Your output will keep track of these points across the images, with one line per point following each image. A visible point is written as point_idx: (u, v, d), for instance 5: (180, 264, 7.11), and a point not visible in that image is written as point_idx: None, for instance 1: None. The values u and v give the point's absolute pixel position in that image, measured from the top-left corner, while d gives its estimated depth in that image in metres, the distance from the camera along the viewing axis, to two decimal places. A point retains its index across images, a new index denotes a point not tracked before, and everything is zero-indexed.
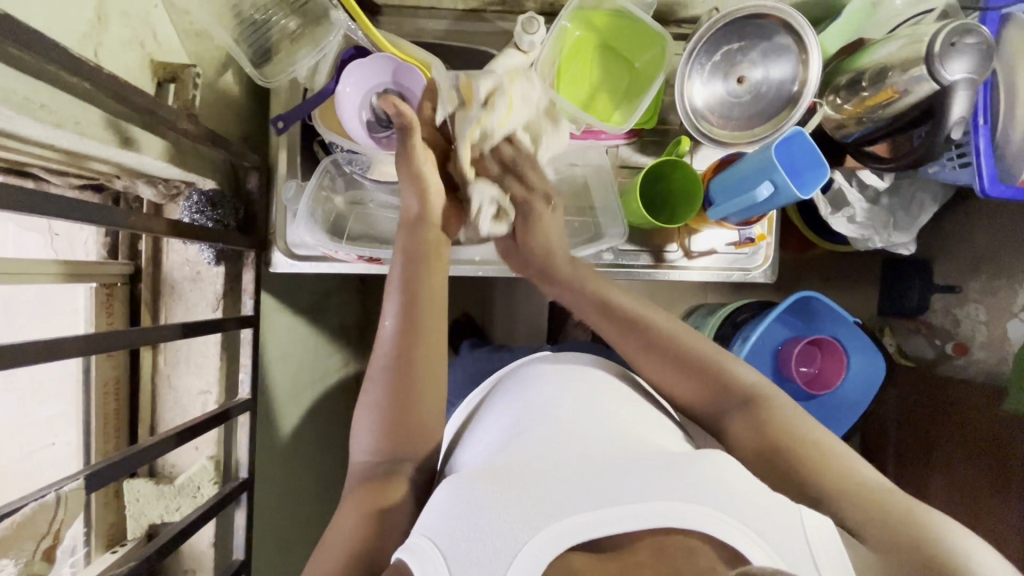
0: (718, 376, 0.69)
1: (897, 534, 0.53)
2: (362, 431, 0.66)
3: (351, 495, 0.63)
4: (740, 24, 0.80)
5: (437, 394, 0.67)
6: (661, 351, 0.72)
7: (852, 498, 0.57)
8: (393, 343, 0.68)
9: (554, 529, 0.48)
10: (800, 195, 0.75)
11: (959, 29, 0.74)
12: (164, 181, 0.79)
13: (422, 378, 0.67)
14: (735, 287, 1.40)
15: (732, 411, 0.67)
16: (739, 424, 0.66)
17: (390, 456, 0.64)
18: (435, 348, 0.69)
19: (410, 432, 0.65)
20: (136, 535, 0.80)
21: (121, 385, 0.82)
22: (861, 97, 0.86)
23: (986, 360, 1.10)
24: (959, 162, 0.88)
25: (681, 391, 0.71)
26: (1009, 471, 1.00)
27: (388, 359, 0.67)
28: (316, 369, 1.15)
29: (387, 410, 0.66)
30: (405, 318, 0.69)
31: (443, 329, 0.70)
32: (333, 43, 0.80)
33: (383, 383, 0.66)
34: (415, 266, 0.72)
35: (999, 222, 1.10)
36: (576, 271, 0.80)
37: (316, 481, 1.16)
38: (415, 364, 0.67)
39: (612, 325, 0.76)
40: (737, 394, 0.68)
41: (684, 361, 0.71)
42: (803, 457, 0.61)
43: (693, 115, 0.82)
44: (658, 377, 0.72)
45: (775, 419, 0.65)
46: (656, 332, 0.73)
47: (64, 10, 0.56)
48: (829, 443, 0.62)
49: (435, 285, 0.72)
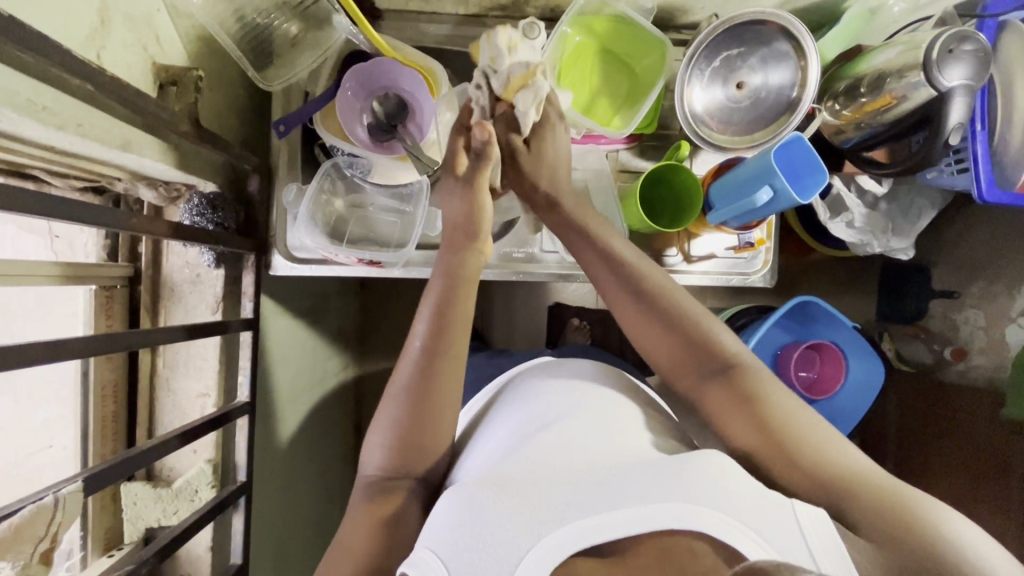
0: (706, 343, 0.67)
1: (902, 527, 0.52)
2: (372, 445, 0.66)
3: (359, 507, 0.63)
4: (740, 31, 0.80)
5: (454, 406, 0.67)
6: (651, 311, 0.68)
7: (856, 491, 0.56)
8: (416, 363, 0.65)
9: (557, 535, 0.49)
10: (800, 200, 0.75)
11: (958, 35, 0.74)
12: (165, 184, 0.79)
13: (441, 397, 0.65)
14: (734, 292, 1.40)
15: (713, 380, 0.66)
16: (719, 396, 0.65)
17: (401, 472, 0.64)
18: (456, 367, 0.66)
19: (421, 448, 0.65)
20: (133, 539, 0.80)
21: (119, 388, 0.81)
22: (859, 103, 0.87)
23: (986, 366, 1.09)
24: (957, 167, 0.88)
25: (664, 353, 0.68)
26: (1007, 476, 1.00)
27: (408, 380, 0.65)
28: (315, 372, 1.14)
29: (400, 428, 0.64)
30: (432, 339, 0.66)
31: (467, 351, 0.68)
32: (334, 47, 0.82)
33: (402, 402, 0.64)
34: (456, 287, 0.68)
35: (997, 228, 1.11)
36: (580, 209, 0.75)
37: (314, 485, 1.15)
38: (434, 382, 0.65)
39: (607, 276, 0.71)
40: (721, 362, 0.66)
41: (673, 324, 0.68)
42: (791, 442, 0.60)
43: (693, 120, 0.82)
44: (642, 337, 0.69)
45: (759, 395, 0.64)
46: (653, 290, 0.69)
47: (68, 13, 0.56)
48: (822, 427, 0.62)
49: (470, 310, 0.69)
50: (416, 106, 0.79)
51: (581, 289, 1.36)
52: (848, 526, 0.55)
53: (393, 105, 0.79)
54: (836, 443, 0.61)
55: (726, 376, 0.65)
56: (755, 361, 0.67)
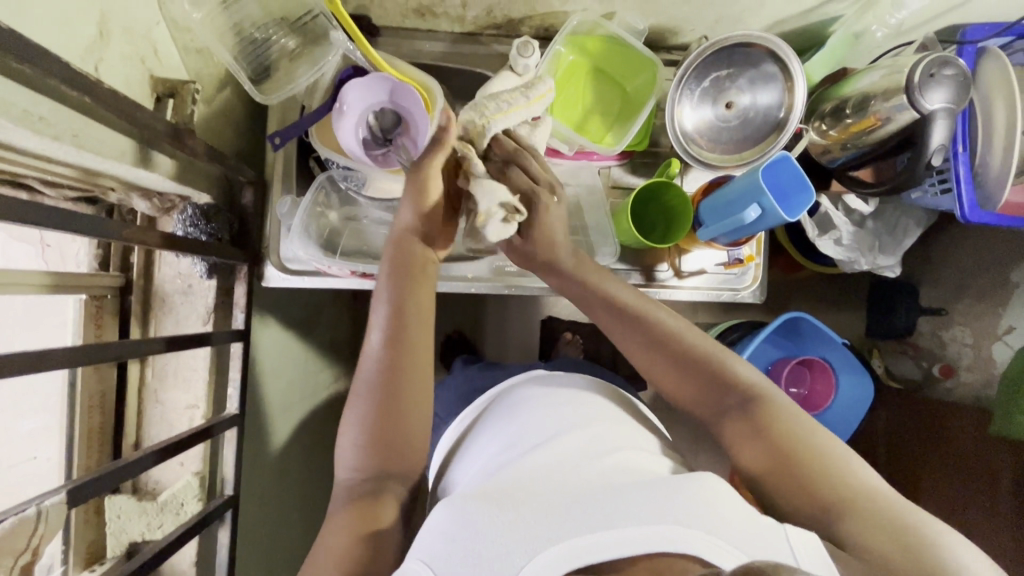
0: (717, 376, 0.69)
1: (903, 558, 0.53)
2: (348, 447, 0.66)
3: (340, 511, 0.63)
4: (728, 53, 0.83)
5: (425, 407, 0.67)
6: (661, 350, 0.71)
7: (853, 511, 0.57)
8: (380, 353, 0.67)
9: (549, 554, 0.49)
10: (786, 219, 0.77)
11: (938, 61, 0.77)
12: (159, 195, 0.79)
13: (407, 394, 0.66)
14: (724, 308, 1.41)
15: (730, 412, 0.67)
16: (736, 427, 0.66)
17: (376, 472, 0.64)
18: (422, 357, 0.69)
19: (398, 449, 0.65)
20: (116, 553, 0.78)
21: (107, 398, 0.81)
22: (845, 124, 0.90)
23: (974, 383, 1.12)
24: (941, 188, 0.90)
25: (680, 390, 0.71)
26: (994, 492, 1.01)
27: (373, 374, 0.67)
28: (305, 385, 1.14)
29: (373, 426, 0.65)
30: (392, 328, 0.68)
31: (431, 343, 0.70)
32: (330, 63, 0.80)
33: (371, 396, 0.66)
34: (403, 281, 0.70)
35: (983, 248, 1.13)
36: (581, 266, 0.76)
37: (304, 498, 1.14)
38: (401, 376, 0.66)
39: (616, 324, 0.74)
40: (736, 393, 0.67)
41: (684, 361, 0.70)
42: (804, 464, 0.61)
43: (683, 138, 0.84)
44: (656, 375, 0.72)
45: (773, 421, 0.64)
46: (659, 332, 0.72)
47: (68, 26, 0.56)
48: (830, 445, 0.62)
49: (426, 299, 0.70)
50: (411, 120, 0.80)
51: (573, 303, 1.37)
52: (843, 546, 0.56)
53: (389, 120, 0.80)
54: (846, 461, 0.61)
55: (742, 405, 0.66)
56: (768, 387, 0.68)
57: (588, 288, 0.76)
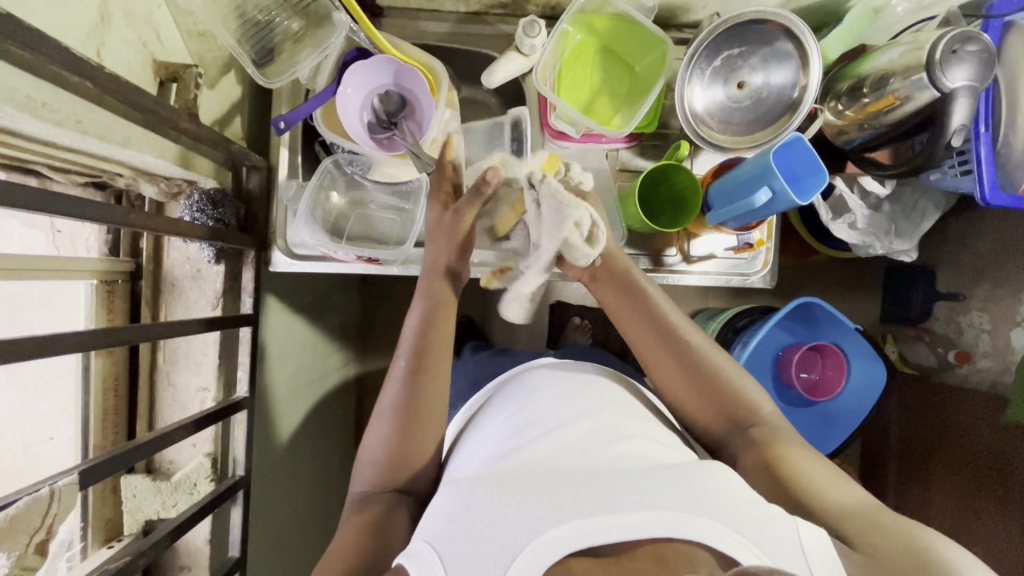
0: (733, 399, 0.70)
1: (889, 537, 0.54)
2: (365, 463, 0.68)
3: (349, 519, 0.64)
4: (740, 30, 0.80)
5: (438, 426, 0.69)
6: (688, 368, 0.72)
7: (846, 521, 0.57)
8: (402, 383, 0.69)
9: (550, 535, 0.49)
10: (797, 202, 0.75)
11: (962, 36, 0.74)
12: (166, 179, 0.78)
13: (424, 410, 0.68)
14: (736, 292, 1.40)
15: (738, 437, 0.69)
16: (745, 453, 0.67)
17: (388, 488, 0.66)
18: (440, 382, 0.70)
19: (405, 466, 0.67)
20: (132, 531, 0.80)
21: (121, 380, 0.82)
22: (862, 103, 0.86)
23: (990, 369, 1.09)
24: (960, 169, 0.86)
25: (699, 408, 0.71)
26: (1010, 482, 0.99)
27: (396, 397, 0.69)
28: (315, 369, 1.16)
29: (388, 445, 0.67)
30: (415, 358, 0.70)
31: (449, 375, 0.72)
32: (334, 45, 0.79)
33: (387, 421, 0.68)
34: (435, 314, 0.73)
35: (1003, 231, 1.10)
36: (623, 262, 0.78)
37: (315, 478, 1.16)
38: (420, 400, 0.68)
39: (636, 320, 0.75)
40: (747, 421, 0.69)
41: (704, 377, 0.71)
42: (790, 472, 0.63)
43: (693, 120, 0.81)
44: (677, 390, 0.72)
45: (781, 448, 0.66)
46: (698, 358, 0.72)
47: (68, 10, 0.56)
48: (823, 468, 0.64)
49: (447, 333, 0.73)
50: (416, 103, 0.79)
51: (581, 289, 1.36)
52: (849, 543, 0.55)
53: (394, 103, 0.79)
54: (836, 481, 0.62)
55: (743, 432, 0.69)
56: (779, 423, 0.69)
57: (626, 282, 0.77)
